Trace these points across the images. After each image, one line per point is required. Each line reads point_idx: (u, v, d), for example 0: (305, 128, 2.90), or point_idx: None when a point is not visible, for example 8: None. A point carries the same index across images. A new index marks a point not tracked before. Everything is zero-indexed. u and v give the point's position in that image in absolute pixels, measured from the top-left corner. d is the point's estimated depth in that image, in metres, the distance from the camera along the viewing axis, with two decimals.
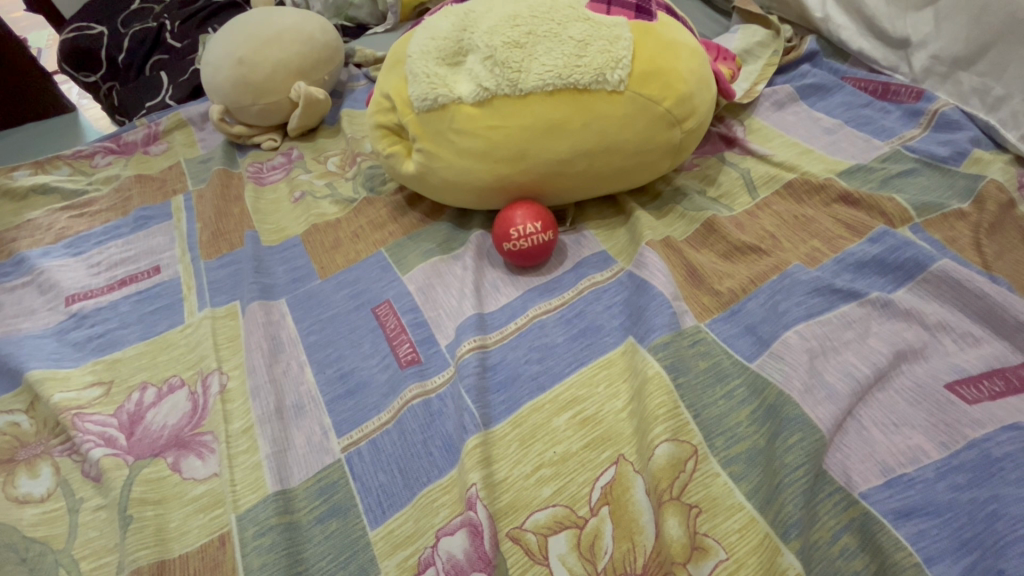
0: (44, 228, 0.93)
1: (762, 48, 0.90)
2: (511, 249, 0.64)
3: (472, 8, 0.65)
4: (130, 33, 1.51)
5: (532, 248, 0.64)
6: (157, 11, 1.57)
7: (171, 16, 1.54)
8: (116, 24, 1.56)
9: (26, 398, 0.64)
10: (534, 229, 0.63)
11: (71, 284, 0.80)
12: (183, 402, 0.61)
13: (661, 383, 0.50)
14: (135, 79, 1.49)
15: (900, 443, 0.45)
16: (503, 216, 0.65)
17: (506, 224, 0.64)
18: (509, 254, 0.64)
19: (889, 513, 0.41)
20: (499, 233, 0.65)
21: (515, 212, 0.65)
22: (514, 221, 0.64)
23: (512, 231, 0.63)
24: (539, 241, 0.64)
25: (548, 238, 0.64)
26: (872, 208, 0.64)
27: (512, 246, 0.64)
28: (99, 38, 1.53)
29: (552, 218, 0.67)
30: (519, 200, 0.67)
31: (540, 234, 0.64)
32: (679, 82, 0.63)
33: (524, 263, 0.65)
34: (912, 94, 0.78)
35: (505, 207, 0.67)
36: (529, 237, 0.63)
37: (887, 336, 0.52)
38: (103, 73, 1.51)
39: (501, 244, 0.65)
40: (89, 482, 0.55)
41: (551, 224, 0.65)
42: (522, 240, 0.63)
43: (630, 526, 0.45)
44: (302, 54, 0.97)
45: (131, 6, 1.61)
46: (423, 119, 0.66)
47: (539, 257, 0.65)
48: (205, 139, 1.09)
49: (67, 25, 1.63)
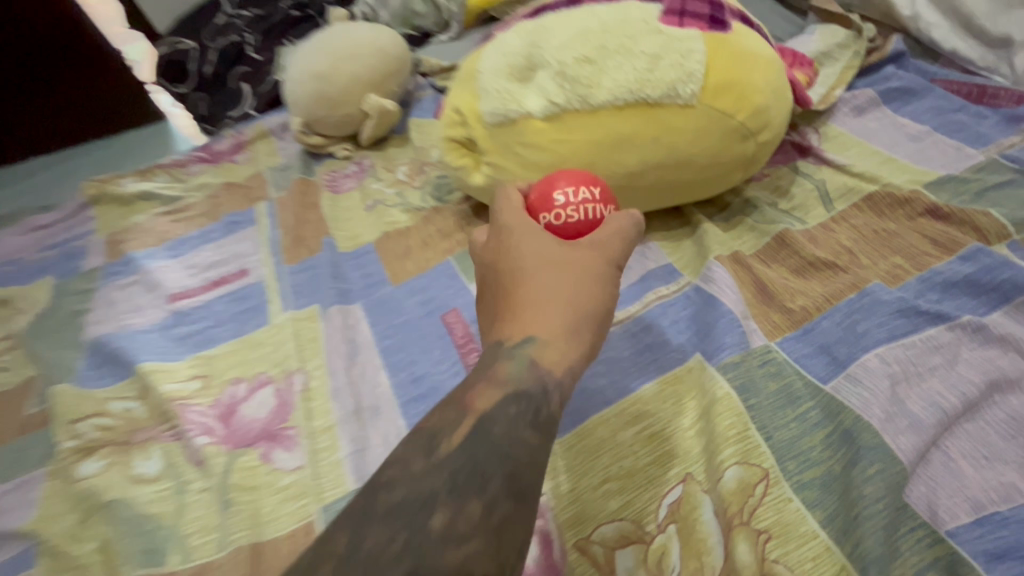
0: (148, 231, 1.04)
1: (842, 49, 0.85)
2: (555, 223, 0.51)
3: (543, 25, 0.67)
4: (216, 47, 1.64)
5: (591, 217, 0.52)
6: (239, 25, 1.69)
7: (252, 30, 1.66)
8: (202, 39, 1.69)
9: (139, 387, 0.73)
10: (586, 197, 0.53)
11: (172, 284, 0.90)
12: (271, 397, 0.67)
13: (731, 404, 0.51)
14: (216, 90, 1.58)
15: (992, 479, 0.43)
16: (534, 191, 0.54)
17: (543, 195, 0.53)
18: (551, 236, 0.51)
19: (980, 554, 0.40)
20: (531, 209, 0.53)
21: (552, 182, 0.54)
22: (553, 191, 0.53)
23: (555, 201, 0.52)
24: (598, 210, 0.53)
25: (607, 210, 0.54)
26: (964, 224, 0.61)
27: (555, 221, 0.51)
28: (188, 52, 1.66)
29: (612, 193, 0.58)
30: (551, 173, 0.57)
31: (596, 201, 0.53)
32: (754, 94, 0.62)
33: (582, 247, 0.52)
34: (1013, 98, 0.72)
35: (533, 184, 0.55)
36: (582, 205, 0.52)
37: (979, 363, 0.49)
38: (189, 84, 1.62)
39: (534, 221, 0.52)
40: (193, 466, 0.62)
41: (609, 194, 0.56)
42: (573, 210, 0.52)
43: (698, 547, 0.45)
44: (376, 67, 1.02)
45: (216, 22, 1.74)
46: (493, 133, 0.67)
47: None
48: (283, 147, 1.16)
49: (160, 43, 1.78)
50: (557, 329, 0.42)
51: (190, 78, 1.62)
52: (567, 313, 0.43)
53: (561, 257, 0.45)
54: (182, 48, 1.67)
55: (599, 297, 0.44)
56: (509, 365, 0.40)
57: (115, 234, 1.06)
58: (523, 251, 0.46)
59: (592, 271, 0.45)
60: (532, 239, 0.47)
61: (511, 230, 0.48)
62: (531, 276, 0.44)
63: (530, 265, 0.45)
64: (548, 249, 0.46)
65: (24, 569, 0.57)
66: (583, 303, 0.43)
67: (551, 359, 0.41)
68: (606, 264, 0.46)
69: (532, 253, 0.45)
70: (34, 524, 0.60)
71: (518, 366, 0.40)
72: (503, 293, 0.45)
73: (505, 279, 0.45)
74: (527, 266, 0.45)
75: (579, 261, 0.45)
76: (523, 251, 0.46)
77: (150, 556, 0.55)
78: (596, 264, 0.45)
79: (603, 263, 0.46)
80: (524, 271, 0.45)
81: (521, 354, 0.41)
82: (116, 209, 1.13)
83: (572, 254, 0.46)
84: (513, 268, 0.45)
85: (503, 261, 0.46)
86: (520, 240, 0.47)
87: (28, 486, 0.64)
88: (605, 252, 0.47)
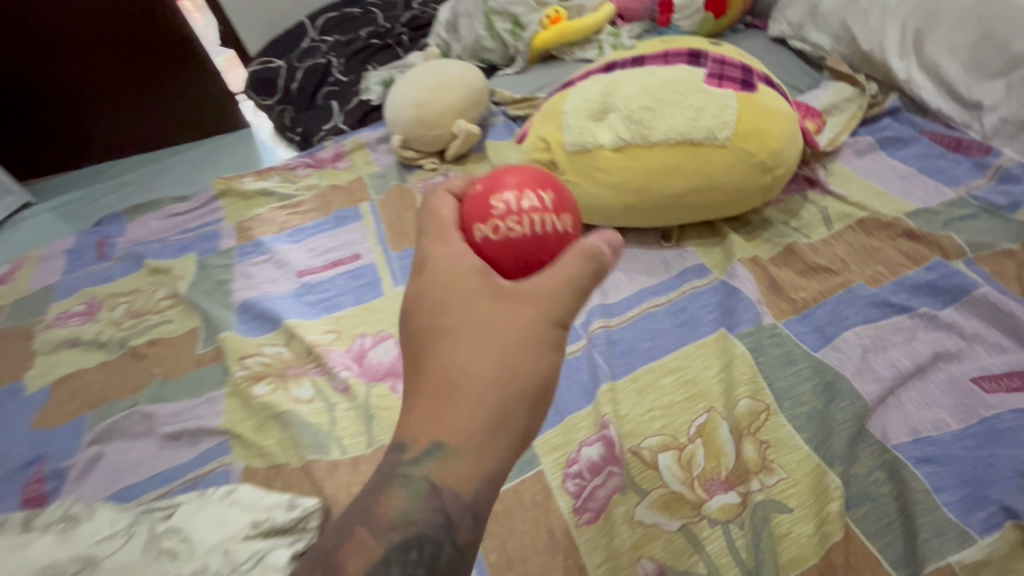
0: (270, 221, 1.28)
1: (848, 103, 1.06)
2: (492, 235, 0.53)
3: (614, 80, 0.89)
4: (304, 67, 1.89)
5: (535, 227, 0.55)
6: (324, 49, 1.94)
7: (337, 55, 1.91)
8: (291, 60, 1.94)
9: (286, 336, 0.95)
10: (532, 205, 0.55)
11: (298, 262, 1.13)
12: (393, 347, 0.89)
13: (745, 360, 0.71)
14: (308, 106, 1.84)
15: (928, 415, 0.62)
16: (481, 189, 0.57)
17: (485, 198, 0.55)
18: (485, 247, 0.53)
19: (913, 458, 0.59)
20: (467, 215, 0.55)
21: (502, 184, 0.57)
22: (499, 192, 0.56)
23: (493, 208, 0.55)
24: (542, 220, 0.55)
25: (555, 221, 0.55)
26: (932, 244, 0.80)
27: (491, 233, 0.53)
28: (280, 71, 1.91)
29: (569, 201, 0.58)
30: (505, 170, 0.60)
31: (546, 209, 0.56)
32: (773, 139, 0.82)
33: (522, 256, 0.54)
34: (982, 149, 0.91)
35: (484, 180, 0.58)
36: (524, 214, 0.55)
37: (930, 341, 0.69)
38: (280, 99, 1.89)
39: (470, 229, 0.54)
40: (339, 392, 0.84)
41: (561, 201, 0.58)
42: (513, 220, 0.54)
43: (717, 451, 0.64)
44: (464, 98, 1.27)
45: (302, 45, 1.98)
46: (571, 158, 0.89)
47: (546, 249, 0.55)
48: (378, 158, 1.40)
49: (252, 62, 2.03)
50: (469, 433, 0.43)
51: (281, 93, 1.90)
52: (481, 406, 0.43)
53: (476, 337, 0.45)
54: (273, 67, 1.93)
55: (522, 378, 0.45)
56: (415, 471, 0.43)
57: (242, 222, 1.30)
58: (440, 322, 0.46)
59: (510, 349, 0.45)
60: (448, 309, 0.46)
61: (429, 298, 0.47)
62: (442, 362, 0.45)
63: (445, 346, 0.45)
64: (466, 323, 0.46)
65: (225, 455, 0.80)
66: (500, 390, 0.44)
67: (459, 467, 0.43)
68: (529, 336, 0.45)
69: (453, 322, 0.46)
70: (226, 426, 0.83)
71: (422, 472, 0.43)
72: (418, 360, 0.46)
73: (420, 358, 0.46)
74: (442, 343, 0.45)
75: (498, 339, 0.45)
76: (440, 321, 0.46)
77: (317, 449, 0.76)
78: (527, 329, 0.46)
79: (526, 335, 0.45)
80: (440, 355, 0.45)
81: (426, 461, 0.43)
82: (240, 202, 1.38)
83: (490, 330, 0.45)
84: (427, 349, 0.46)
85: (438, 312, 0.46)
86: (436, 315, 0.46)
87: (213, 401, 0.87)
88: (529, 322, 0.46)
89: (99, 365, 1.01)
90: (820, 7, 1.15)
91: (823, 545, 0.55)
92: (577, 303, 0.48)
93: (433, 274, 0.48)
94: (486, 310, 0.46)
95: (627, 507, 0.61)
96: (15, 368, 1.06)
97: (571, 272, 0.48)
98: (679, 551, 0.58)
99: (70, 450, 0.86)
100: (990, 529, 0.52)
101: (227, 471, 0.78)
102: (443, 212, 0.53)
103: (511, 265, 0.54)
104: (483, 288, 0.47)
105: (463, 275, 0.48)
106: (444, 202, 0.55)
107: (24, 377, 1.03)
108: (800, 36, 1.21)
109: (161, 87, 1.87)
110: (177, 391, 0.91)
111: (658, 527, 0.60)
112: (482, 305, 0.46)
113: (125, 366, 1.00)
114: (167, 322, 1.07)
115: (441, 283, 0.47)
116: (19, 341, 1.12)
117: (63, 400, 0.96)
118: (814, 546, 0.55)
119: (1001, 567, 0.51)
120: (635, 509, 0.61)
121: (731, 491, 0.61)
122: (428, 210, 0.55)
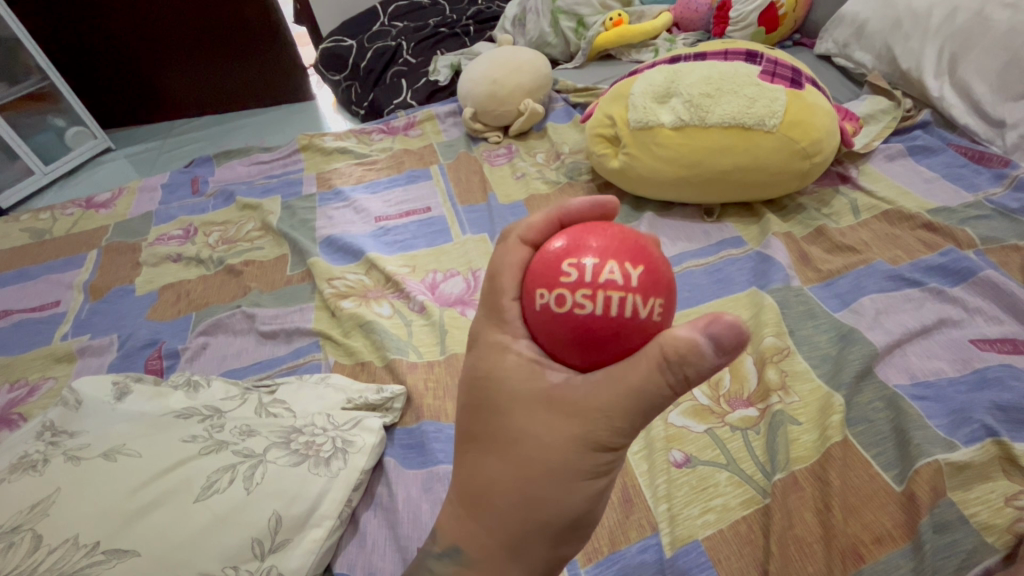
0: (348, 174, 1.42)
1: (883, 115, 1.18)
2: (555, 307, 0.46)
3: (679, 69, 1.03)
4: (373, 48, 1.99)
5: (610, 309, 0.44)
6: (394, 33, 2.04)
7: (406, 39, 2.00)
8: (361, 39, 2.05)
9: (366, 266, 1.09)
10: (613, 280, 0.45)
11: (375, 209, 1.27)
12: (462, 282, 1.02)
13: (773, 309, 0.83)
14: (374, 83, 1.94)
15: (928, 365, 0.73)
16: (559, 246, 0.48)
17: (560, 259, 0.47)
18: (544, 319, 0.46)
19: (910, 395, 0.70)
20: (532, 277, 0.48)
21: (591, 239, 0.48)
22: (578, 255, 0.47)
23: (564, 275, 0.46)
24: (624, 302, 0.44)
25: (640, 304, 0.45)
26: (947, 235, 0.90)
27: (555, 304, 0.46)
28: (350, 49, 2.02)
29: (665, 280, 0.47)
30: (593, 226, 0.49)
31: (632, 289, 0.45)
32: (815, 131, 0.95)
33: (580, 342, 0.45)
34: (1002, 162, 1.01)
35: (568, 233, 0.49)
36: (600, 289, 0.45)
37: (936, 309, 0.80)
38: (346, 74, 2.00)
39: (533, 294, 0.48)
40: (416, 311, 0.97)
41: (655, 278, 0.46)
42: (585, 294, 0.45)
43: (742, 378, 0.77)
44: (532, 81, 1.42)
45: (373, 28, 2.09)
46: (635, 133, 1.03)
47: (616, 339, 0.45)
48: (446, 129, 1.55)
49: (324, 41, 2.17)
50: (490, 550, 0.46)
51: (348, 69, 2.01)
52: (505, 529, 0.45)
53: (506, 454, 0.46)
54: (344, 45, 2.04)
55: (545, 509, 0.45)
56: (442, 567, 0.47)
57: (322, 173, 1.45)
58: (474, 430, 0.48)
59: (537, 479, 0.45)
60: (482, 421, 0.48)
61: (470, 402, 0.50)
62: (478, 468, 0.47)
63: (478, 455, 0.47)
64: (500, 435, 0.46)
65: (317, 352, 0.94)
66: (523, 516, 0.45)
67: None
68: (558, 465, 0.44)
69: (491, 431, 0.47)
70: (317, 330, 0.97)
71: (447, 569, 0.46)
72: (461, 453, 0.49)
73: (459, 456, 0.50)
74: (476, 452, 0.48)
75: (524, 466, 0.45)
76: (474, 429, 0.48)
77: (397, 351, 0.89)
78: (568, 457, 0.44)
79: (555, 463, 0.44)
80: (474, 462, 0.48)
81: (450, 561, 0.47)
82: (319, 156, 1.52)
83: (519, 452, 0.45)
84: (462, 459, 0.49)
85: (478, 420, 0.48)
86: (474, 420, 0.49)
87: (305, 311, 1.02)
88: (559, 447, 0.44)
89: (198, 278, 1.16)
90: (865, 28, 1.26)
91: (824, 446, 0.67)
92: (630, 425, 0.43)
93: (476, 372, 0.49)
94: (522, 428, 0.45)
95: (662, 410, 0.75)
96: (124, 274, 1.22)
97: (633, 384, 0.42)
98: (704, 445, 0.70)
99: (181, 339, 1.01)
100: (973, 441, 0.63)
101: (319, 363, 0.92)
102: (500, 288, 0.50)
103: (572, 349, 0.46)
104: (517, 404, 0.46)
105: (507, 377, 0.47)
106: (508, 267, 0.50)
107: (134, 282, 1.19)
108: (845, 54, 1.33)
109: (240, 56, 2.05)
110: (272, 301, 1.06)
111: (687, 428, 0.72)
112: (514, 420, 0.46)
113: (222, 280, 1.14)
114: (259, 249, 1.22)
115: (484, 384, 0.48)
116: (126, 254, 1.28)
117: (170, 302, 1.11)
118: (817, 448, 0.67)
119: (981, 471, 0.61)
120: (670, 414, 0.74)
121: (751, 407, 0.73)
122: (494, 273, 0.51)
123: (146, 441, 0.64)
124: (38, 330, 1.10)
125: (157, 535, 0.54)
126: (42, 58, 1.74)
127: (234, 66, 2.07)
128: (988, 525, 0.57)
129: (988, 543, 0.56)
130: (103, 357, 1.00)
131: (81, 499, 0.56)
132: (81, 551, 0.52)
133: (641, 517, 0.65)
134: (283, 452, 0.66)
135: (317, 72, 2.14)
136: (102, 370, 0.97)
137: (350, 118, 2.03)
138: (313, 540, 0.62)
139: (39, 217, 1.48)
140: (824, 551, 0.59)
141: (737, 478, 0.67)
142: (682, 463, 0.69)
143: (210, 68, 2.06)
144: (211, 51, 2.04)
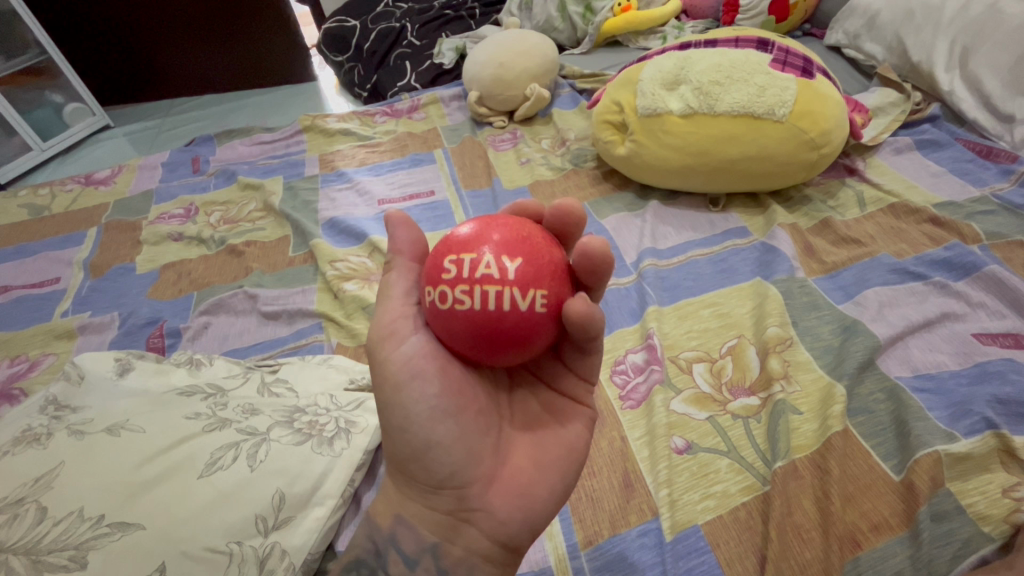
0: (350, 156, 1.41)
1: (892, 107, 1.17)
2: (440, 304, 0.49)
3: (690, 55, 1.01)
4: (377, 29, 1.96)
5: (488, 303, 0.48)
6: (399, 15, 2.01)
7: (411, 20, 1.97)
8: (365, 20, 2.02)
9: (368, 249, 1.09)
10: (489, 275, 0.48)
11: (378, 192, 1.26)
12: None
13: (777, 300, 0.83)
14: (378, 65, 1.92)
15: (930, 358, 0.74)
16: (449, 244, 0.52)
17: (444, 256, 0.51)
18: (435, 317, 0.50)
19: (911, 387, 0.71)
20: (424, 275, 0.52)
21: (478, 237, 0.50)
22: (463, 252, 0.50)
23: (446, 272, 0.50)
24: (500, 296, 0.48)
25: (518, 297, 0.48)
26: (953, 229, 0.90)
27: (438, 301, 0.49)
28: (354, 29, 2.00)
29: (545, 269, 0.49)
30: (489, 222, 0.52)
31: (509, 283, 0.48)
32: (825, 121, 0.94)
33: (470, 334, 0.49)
34: (1009, 158, 1.01)
35: (463, 229, 0.52)
36: (477, 285, 0.48)
37: (939, 303, 0.80)
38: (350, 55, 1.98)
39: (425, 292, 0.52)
40: None
41: (533, 271, 0.49)
42: (463, 290, 0.48)
43: (745, 368, 0.77)
44: (538, 66, 1.40)
45: (377, 9, 2.06)
46: (642, 121, 1.02)
47: (496, 332, 0.48)
48: (450, 113, 1.53)
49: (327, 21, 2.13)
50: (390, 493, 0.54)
51: (351, 50, 1.98)
52: (402, 479, 0.53)
53: (387, 423, 0.51)
54: (348, 25, 2.01)
55: (425, 468, 0.50)
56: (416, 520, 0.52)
57: (324, 154, 1.44)
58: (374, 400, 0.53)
59: (409, 445, 0.50)
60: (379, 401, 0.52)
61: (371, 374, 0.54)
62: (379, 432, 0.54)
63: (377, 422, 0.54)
64: (381, 409, 0.51)
65: (319, 333, 0.94)
66: (409, 474, 0.51)
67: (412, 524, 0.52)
68: (426, 433, 0.49)
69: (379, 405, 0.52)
70: (320, 312, 0.97)
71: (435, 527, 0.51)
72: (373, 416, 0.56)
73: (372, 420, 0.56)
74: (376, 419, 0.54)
75: (398, 435, 0.50)
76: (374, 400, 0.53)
77: None
78: (439, 426, 0.49)
79: (424, 433, 0.49)
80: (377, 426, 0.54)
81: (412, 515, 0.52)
82: (321, 138, 1.51)
83: (393, 422, 0.50)
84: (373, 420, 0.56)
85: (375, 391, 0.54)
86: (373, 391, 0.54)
87: (307, 292, 1.02)
88: (426, 419, 0.49)
89: (200, 257, 1.15)
90: (876, 19, 1.25)
91: (824, 435, 0.67)
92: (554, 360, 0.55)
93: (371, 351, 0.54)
94: (393, 404, 0.50)
95: (665, 397, 0.75)
96: (125, 252, 1.21)
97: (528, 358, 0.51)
98: (705, 433, 0.70)
99: (183, 318, 1.01)
100: (973, 433, 0.64)
101: (321, 345, 0.92)
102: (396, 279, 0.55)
103: (456, 339, 0.50)
104: (384, 383, 0.51)
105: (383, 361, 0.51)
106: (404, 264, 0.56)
107: (134, 260, 1.18)
108: (855, 45, 1.31)
109: (243, 36, 2.02)
110: (274, 283, 1.06)
111: (689, 415, 0.73)
112: (388, 399, 0.50)
113: (224, 260, 1.14)
114: (261, 230, 1.21)
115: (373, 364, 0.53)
116: (126, 232, 1.27)
117: (171, 281, 1.10)
118: (817, 437, 0.68)
119: (980, 462, 0.62)
120: (672, 400, 0.74)
121: (753, 396, 0.74)
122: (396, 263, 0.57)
123: (148, 418, 0.64)
124: (39, 307, 1.09)
125: (163, 508, 0.55)
126: (42, 34, 1.71)
127: (236, 46, 2.04)
128: (985, 515, 0.58)
129: (985, 532, 0.57)
130: (104, 335, 1.00)
131: (84, 474, 0.56)
132: (86, 524, 0.52)
133: (641, 502, 0.65)
134: (286, 431, 0.66)
135: (320, 53, 2.11)
136: (102, 347, 0.97)
137: (352, 100, 2.00)
138: (316, 519, 0.62)
139: (38, 193, 1.47)
140: (820, 537, 0.60)
141: (738, 465, 0.67)
142: (683, 450, 0.69)
143: (212, 47, 2.03)
144: (213, 30, 2.01)
